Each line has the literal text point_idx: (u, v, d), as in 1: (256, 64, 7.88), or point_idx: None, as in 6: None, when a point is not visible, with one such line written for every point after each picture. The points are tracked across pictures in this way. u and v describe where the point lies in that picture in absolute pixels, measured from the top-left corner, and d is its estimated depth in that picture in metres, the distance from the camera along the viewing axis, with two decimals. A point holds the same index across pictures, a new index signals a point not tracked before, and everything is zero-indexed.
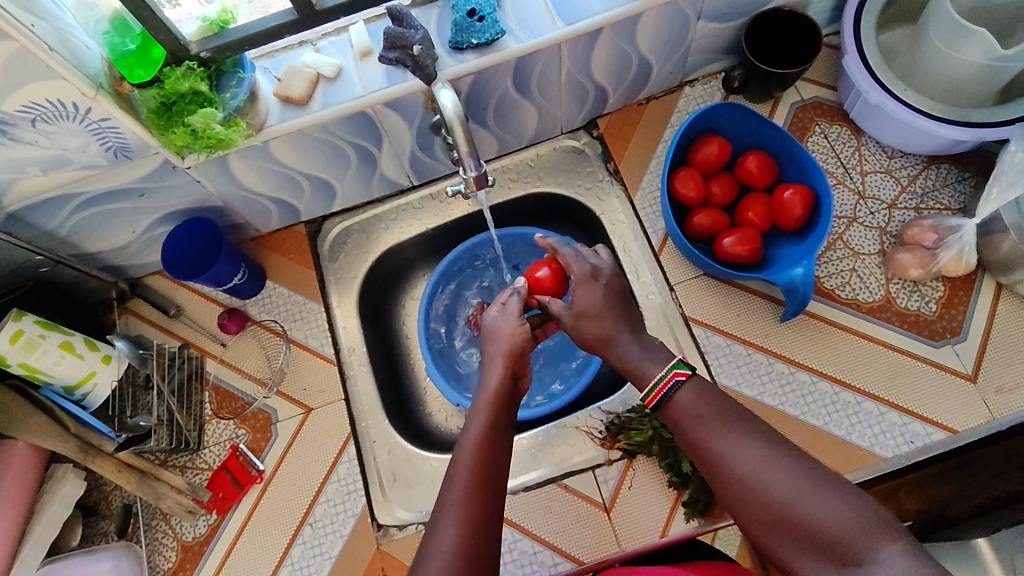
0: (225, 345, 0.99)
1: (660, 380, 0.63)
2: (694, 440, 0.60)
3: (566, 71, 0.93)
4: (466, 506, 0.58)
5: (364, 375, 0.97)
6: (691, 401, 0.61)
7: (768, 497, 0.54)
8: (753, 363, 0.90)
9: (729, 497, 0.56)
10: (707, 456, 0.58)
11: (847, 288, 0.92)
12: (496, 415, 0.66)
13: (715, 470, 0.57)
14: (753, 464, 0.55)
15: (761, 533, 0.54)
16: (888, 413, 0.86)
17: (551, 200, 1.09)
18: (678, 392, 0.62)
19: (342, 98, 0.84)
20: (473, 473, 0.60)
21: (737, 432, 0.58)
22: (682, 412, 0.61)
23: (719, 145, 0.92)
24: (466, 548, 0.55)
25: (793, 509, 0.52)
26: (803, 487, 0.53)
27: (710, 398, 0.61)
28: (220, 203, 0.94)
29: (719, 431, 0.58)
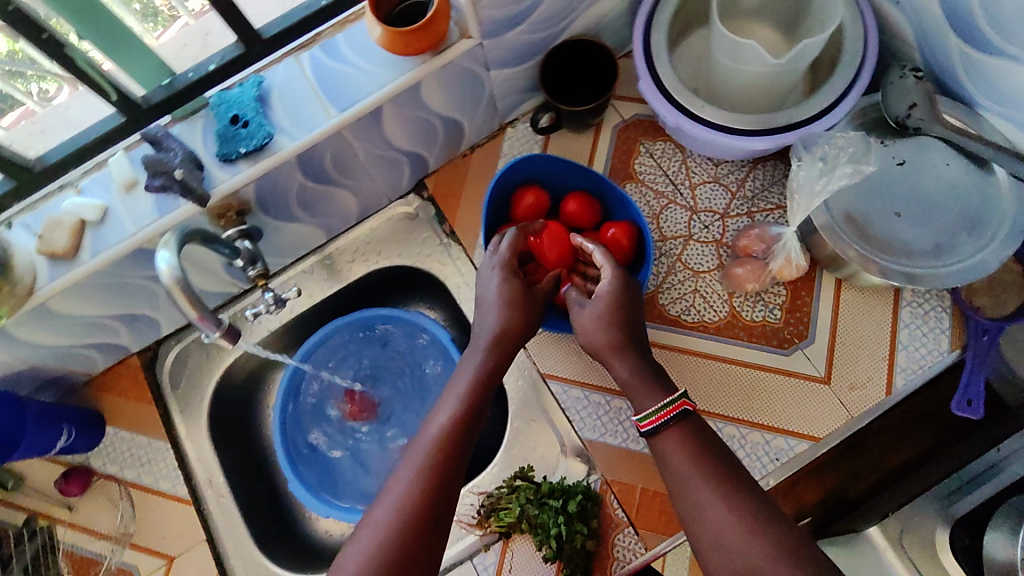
0: (73, 508, 0.93)
1: (665, 408, 0.68)
2: (680, 480, 0.65)
3: (364, 151, 0.87)
4: (411, 487, 0.63)
5: (226, 508, 0.92)
6: (686, 441, 0.67)
7: (736, 550, 0.59)
8: (613, 410, 0.88)
9: (705, 541, 0.62)
10: (689, 499, 0.64)
11: (692, 311, 0.90)
12: (465, 411, 0.69)
13: (693, 512, 0.63)
14: (729, 518, 0.61)
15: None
16: (749, 433, 0.85)
17: (396, 271, 1.03)
18: (676, 427, 0.68)
19: (113, 239, 0.78)
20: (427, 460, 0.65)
21: (720, 484, 0.63)
22: (673, 450, 0.67)
23: (535, 194, 0.88)
24: (404, 518, 0.61)
25: (762, 565, 0.58)
26: (776, 550, 0.58)
27: (702, 448, 0.66)
28: (26, 365, 0.87)
29: (701, 479, 0.64)
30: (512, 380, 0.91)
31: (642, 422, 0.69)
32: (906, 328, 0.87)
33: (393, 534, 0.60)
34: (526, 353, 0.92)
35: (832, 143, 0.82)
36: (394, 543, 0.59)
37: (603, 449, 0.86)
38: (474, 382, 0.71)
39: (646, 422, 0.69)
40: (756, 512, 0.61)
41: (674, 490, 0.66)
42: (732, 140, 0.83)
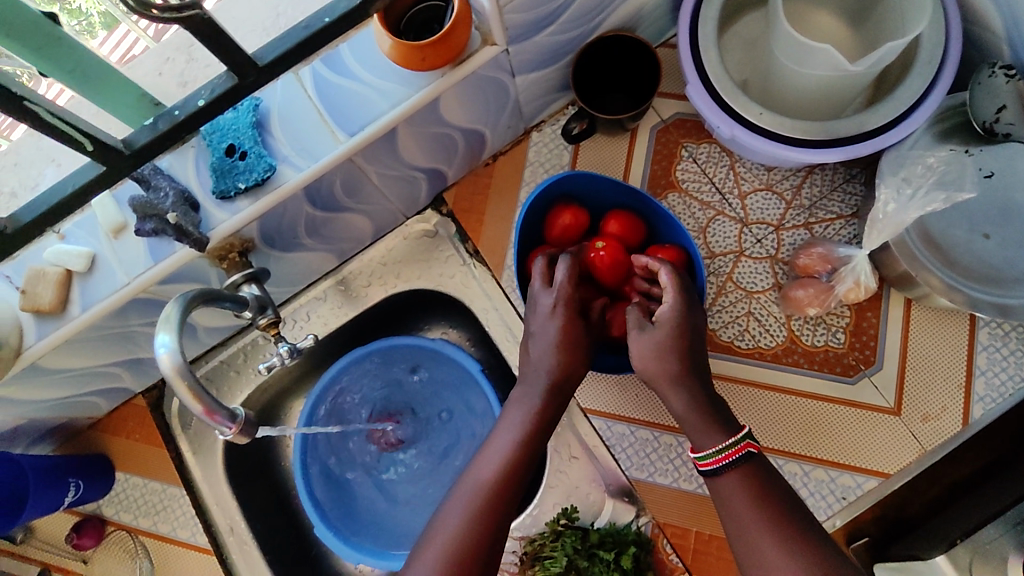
0: (87, 560, 0.87)
1: (727, 448, 0.61)
2: (743, 526, 0.58)
3: (377, 173, 0.78)
4: (472, 509, 0.61)
5: (250, 555, 0.87)
6: (750, 481, 0.60)
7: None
8: (663, 447, 0.81)
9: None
10: (754, 547, 0.57)
11: (746, 336, 0.82)
12: (497, 480, 0.63)
13: (758, 564, 0.56)
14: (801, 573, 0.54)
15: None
16: (813, 470, 0.78)
17: (416, 294, 0.95)
18: (738, 468, 0.60)
19: (103, 292, 0.69)
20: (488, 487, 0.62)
21: (789, 532, 0.57)
22: (734, 491, 0.60)
23: (573, 214, 0.79)
24: (464, 544, 0.59)
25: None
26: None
27: (768, 491, 0.59)
28: (24, 418, 0.80)
29: (766, 525, 0.57)
30: None
31: (700, 459, 0.62)
32: (984, 351, 0.79)
33: (451, 560, 0.59)
34: None
35: (921, 164, 0.73)
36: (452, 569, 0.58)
37: (653, 490, 0.80)
38: (539, 407, 0.66)
39: (705, 460, 0.61)
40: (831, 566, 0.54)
41: (736, 537, 0.59)
42: (790, 151, 0.74)
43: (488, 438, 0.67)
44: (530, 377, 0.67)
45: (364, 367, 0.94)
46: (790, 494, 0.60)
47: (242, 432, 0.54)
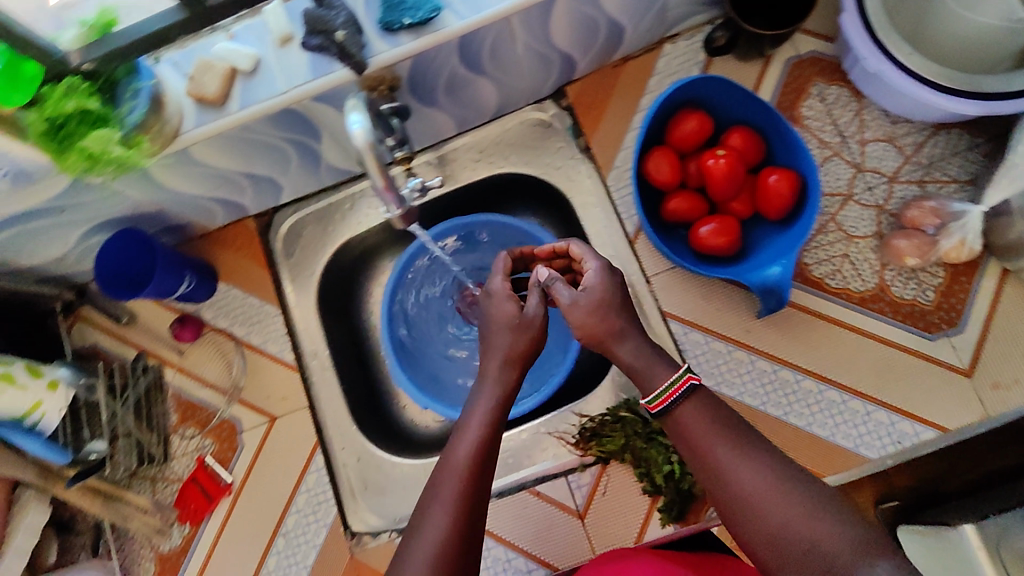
0: (182, 353, 0.96)
1: (672, 384, 0.62)
2: (697, 451, 0.59)
3: (523, 44, 0.81)
4: (455, 500, 0.60)
5: (328, 380, 0.94)
6: (699, 411, 0.61)
7: (768, 516, 0.54)
8: (734, 361, 0.84)
9: (733, 514, 0.56)
10: (710, 468, 0.58)
11: (837, 276, 0.85)
12: (475, 466, 0.62)
13: (716, 481, 0.57)
14: (756, 482, 0.56)
15: (762, 557, 0.54)
16: (875, 411, 0.81)
17: (518, 179, 0.98)
18: (684, 400, 0.61)
19: (263, 95, 0.74)
20: (465, 479, 0.61)
21: (742, 447, 0.58)
22: (685, 420, 0.61)
23: (699, 121, 0.81)
24: (454, 537, 0.58)
25: (796, 531, 0.52)
26: (814, 512, 0.53)
27: (714, 415, 0.60)
28: (156, 207, 0.86)
29: (719, 444, 0.58)
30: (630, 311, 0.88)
31: (648, 402, 0.63)
32: None
33: (448, 551, 0.57)
34: (650, 285, 0.88)
35: None
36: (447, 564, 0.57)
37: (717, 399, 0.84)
38: (501, 397, 0.68)
39: (655, 403, 0.63)
40: (786, 475, 0.56)
41: (692, 462, 0.60)
42: (930, 94, 0.75)
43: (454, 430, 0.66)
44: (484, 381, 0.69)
45: (446, 245, 1.00)
46: (736, 418, 0.61)
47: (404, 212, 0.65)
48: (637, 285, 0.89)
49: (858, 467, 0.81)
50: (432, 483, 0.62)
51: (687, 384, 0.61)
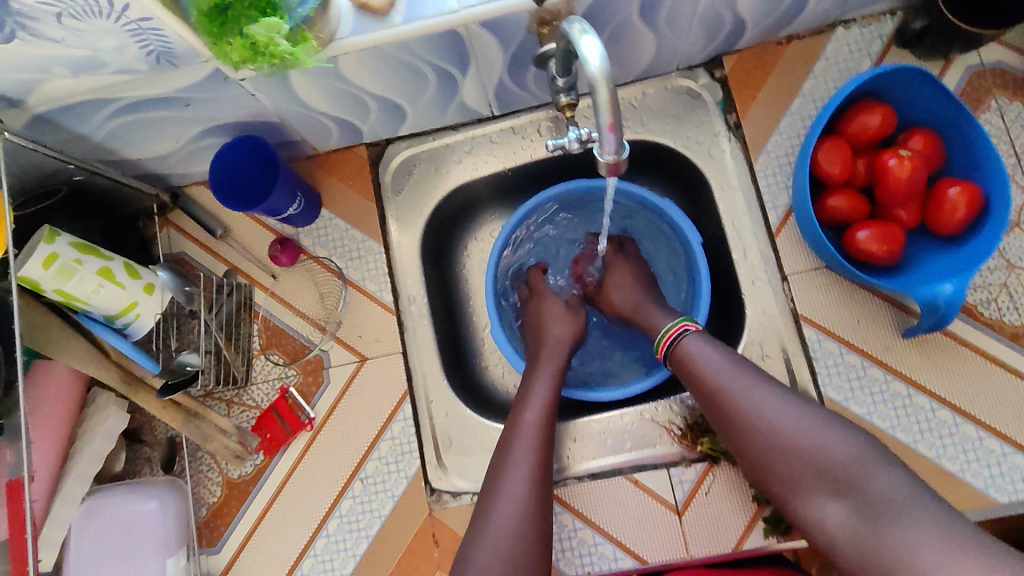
0: (276, 277, 0.91)
1: (669, 330, 0.75)
2: (708, 384, 0.68)
3: (707, 0, 0.73)
4: (525, 473, 0.68)
5: (424, 328, 0.90)
6: (699, 346, 0.71)
7: (777, 431, 0.63)
8: (866, 378, 0.79)
9: (740, 436, 0.65)
10: (719, 396, 0.67)
11: (992, 305, 0.79)
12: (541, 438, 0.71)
13: (726, 407, 0.66)
14: (763, 404, 0.64)
15: (771, 471, 0.63)
16: (1012, 454, 0.76)
17: (650, 150, 0.90)
18: (688, 336, 0.73)
19: (429, 11, 0.67)
20: (531, 455, 0.69)
21: (748, 377, 0.67)
22: (695, 354, 0.71)
23: (884, 116, 0.74)
24: (530, 505, 0.66)
25: (801, 443, 0.61)
26: (814, 427, 0.62)
27: (717, 350, 0.70)
28: (276, 118, 0.80)
29: (728, 374, 0.67)
30: (757, 307, 0.83)
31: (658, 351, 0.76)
32: None
33: (526, 520, 0.65)
34: (784, 284, 0.83)
35: None
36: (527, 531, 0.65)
37: (843, 413, 0.79)
38: (554, 380, 0.77)
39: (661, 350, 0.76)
40: (784, 396, 0.65)
41: (703, 395, 0.69)
42: None
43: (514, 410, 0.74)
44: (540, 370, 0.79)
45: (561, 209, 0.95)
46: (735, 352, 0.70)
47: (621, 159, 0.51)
48: (771, 280, 0.83)
49: (986, 510, 0.75)
50: (499, 459, 0.70)
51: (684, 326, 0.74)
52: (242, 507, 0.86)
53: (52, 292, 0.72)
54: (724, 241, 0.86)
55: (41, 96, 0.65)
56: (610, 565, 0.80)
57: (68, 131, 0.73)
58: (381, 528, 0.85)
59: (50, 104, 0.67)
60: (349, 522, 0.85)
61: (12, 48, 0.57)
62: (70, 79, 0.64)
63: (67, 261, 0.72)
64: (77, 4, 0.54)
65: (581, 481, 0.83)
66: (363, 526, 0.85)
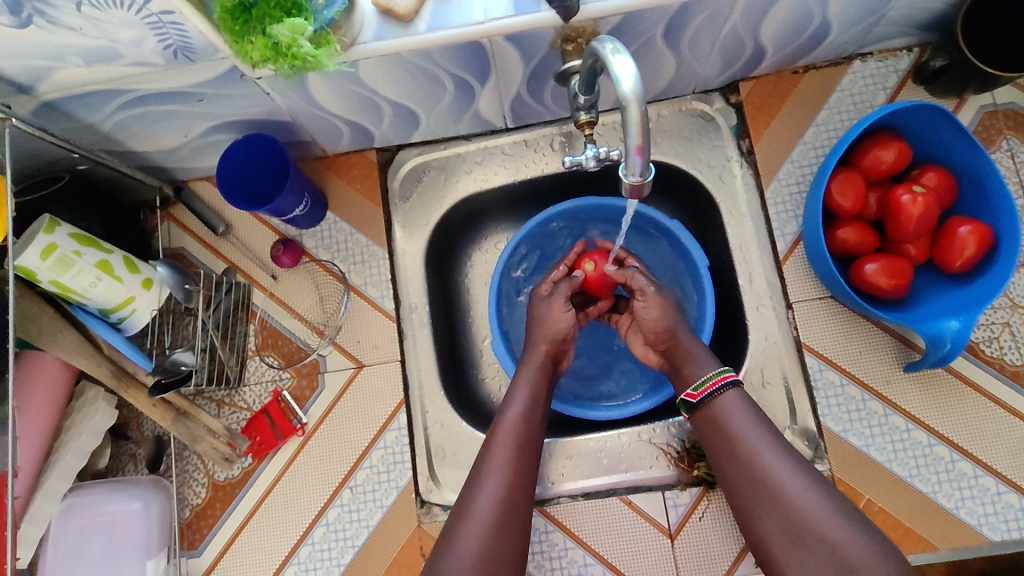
0: (276, 278, 0.90)
1: (713, 377, 0.72)
2: (735, 446, 0.68)
3: (731, 27, 0.73)
4: (502, 477, 0.70)
5: (424, 337, 0.89)
6: (736, 404, 0.70)
7: (796, 509, 0.62)
8: (866, 411, 0.79)
9: (758, 506, 0.65)
10: (745, 460, 0.67)
11: (994, 344, 0.80)
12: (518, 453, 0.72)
13: (749, 474, 0.66)
14: (789, 481, 0.64)
15: (779, 546, 0.62)
16: (1007, 493, 0.76)
17: (660, 170, 0.90)
18: (729, 390, 0.71)
19: (454, 20, 0.66)
20: (508, 457, 0.71)
21: (778, 449, 0.67)
22: (730, 417, 0.70)
23: (898, 152, 0.75)
24: (503, 509, 0.68)
25: (818, 528, 0.61)
26: (837, 518, 0.61)
27: (751, 413, 0.70)
28: (289, 117, 0.79)
29: (760, 442, 0.67)
30: (762, 334, 0.83)
31: (691, 391, 0.73)
32: None
33: (496, 522, 0.67)
34: (789, 311, 0.83)
35: None
36: (495, 534, 0.66)
37: (841, 444, 0.79)
38: (535, 375, 0.79)
39: (696, 392, 0.73)
40: (813, 483, 0.64)
41: (728, 457, 0.68)
42: None
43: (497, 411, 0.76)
44: (523, 367, 0.80)
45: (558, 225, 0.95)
46: (769, 423, 0.70)
47: (644, 185, 0.51)
48: (775, 307, 0.83)
49: (977, 548, 0.76)
50: (474, 473, 0.71)
51: (730, 376, 0.72)
52: (226, 510, 0.84)
53: (47, 283, 0.70)
54: (729, 264, 0.87)
55: (50, 84, 0.64)
56: None
57: (75, 119, 0.71)
58: (368, 538, 0.83)
59: (60, 92, 0.65)
60: (336, 531, 0.84)
61: (27, 33, 0.55)
62: (82, 68, 0.62)
63: (66, 252, 0.70)
64: None
65: (574, 499, 0.82)
66: (350, 536, 0.83)
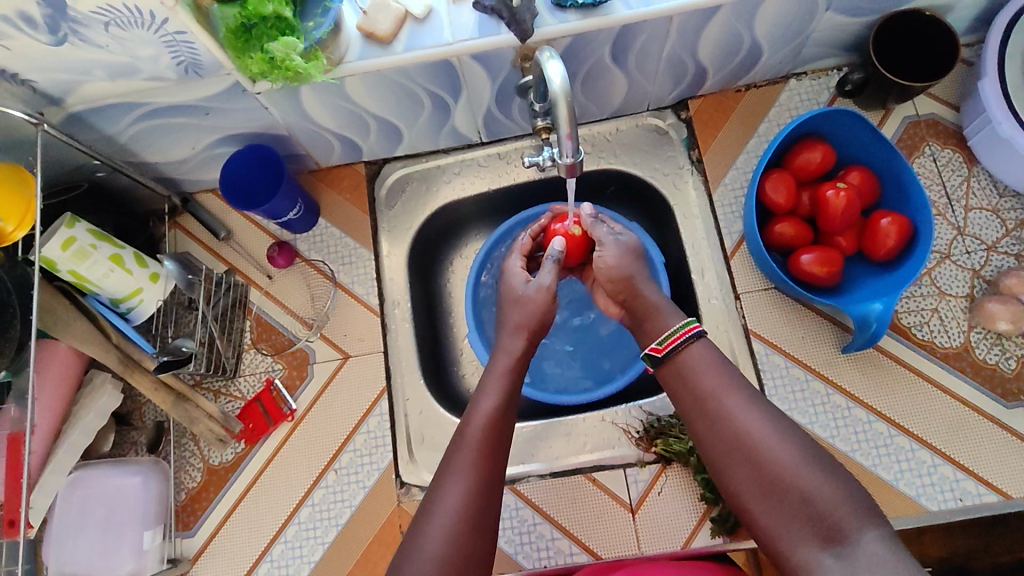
0: (271, 278, 0.98)
1: (678, 330, 0.70)
2: (703, 398, 0.65)
3: (671, 47, 0.83)
4: (471, 474, 0.64)
5: (405, 331, 0.96)
6: (702, 355, 0.68)
7: (765, 457, 0.60)
8: (809, 391, 0.86)
9: (728, 459, 0.62)
10: (713, 412, 0.64)
11: (925, 328, 0.87)
12: (488, 447, 0.66)
13: (718, 426, 0.64)
14: (759, 428, 0.62)
15: (750, 498, 0.60)
16: (941, 465, 0.82)
17: (621, 179, 1.00)
18: (694, 342, 0.69)
19: (428, 43, 0.77)
20: (476, 451, 0.66)
21: (745, 398, 0.64)
22: (695, 365, 0.68)
23: (823, 153, 0.85)
24: (471, 509, 0.62)
25: (791, 477, 0.58)
26: (808, 466, 0.59)
27: (718, 364, 0.67)
28: (285, 131, 0.89)
29: (728, 392, 0.65)
30: (714, 323, 0.91)
31: (655, 346, 0.71)
32: None
33: (463, 524, 0.61)
34: (737, 302, 0.91)
35: None
36: (462, 536, 0.61)
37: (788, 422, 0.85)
38: (511, 368, 0.74)
39: (661, 346, 0.70)
40: (785, 428, 0.61)
41: (695, 408, 0.66)
42: None
43: (470, 405, 0.71)
44: (500, 358, 0.75)
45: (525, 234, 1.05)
46: (737, 371, 0.68)
47: (575, 166, 0.63)
48: (725, 299, 0.91)
49: (917, 517, 0.81)
50: (441, 468, 0.66)
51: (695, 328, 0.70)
52: (219, 492, 0.90)
53: (66, 272, 0.79)
54: (684, 262, 0.95)
55: (78, 96, 0.74)
56: (566, 560, 0.84)
57: (97, 130, 0.81)
58: (351, 517, 0.89)
59: (86, 104, 0.75)
60: (321, 511, 0.89)
61: (62, 49, 0.66)
62: (106, 82, 0.72)
63: (83, 245, 0.78)
64: (125, 16, 0.63)
65: (542, 478, 0.88)
66: (334, 515, 0.89)
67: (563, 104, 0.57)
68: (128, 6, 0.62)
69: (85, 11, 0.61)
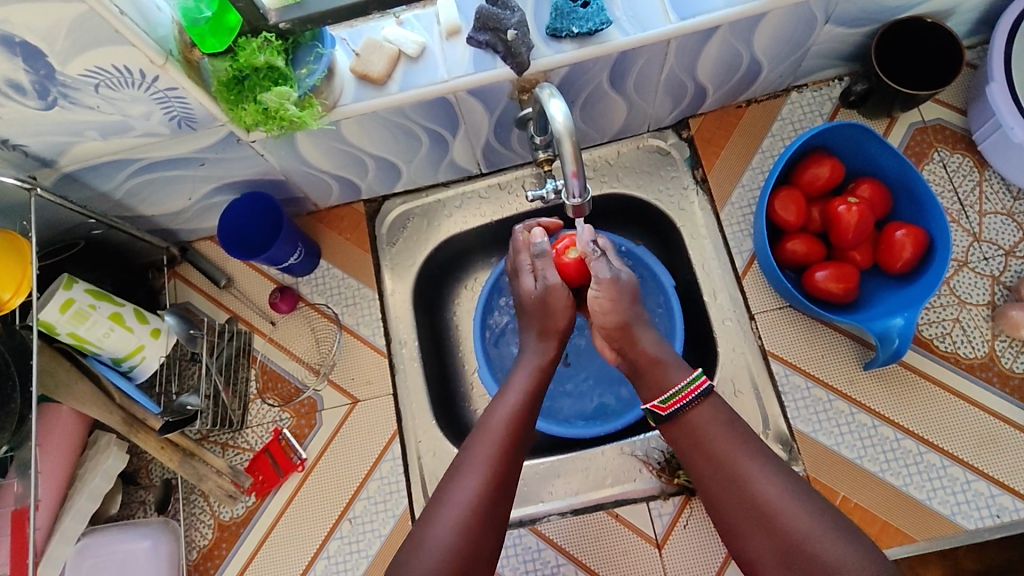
0: (274, 324, 0.96)
1: (685, 388, 0.68)
2: (716, 461, 0.65)
3: (669, 70, 0.82)
4: (489, 467, 0.65)
5: (414, 371, 0.94)
6: (712, 412, 0.67)
7: (782, 524, 0.60)
8: (834, 411, 0.84)
9: (743, 523, 0.62)
10: (727, 476, 0.64)
11: (947, 339, 0.85)
12: (507, 446, 0.67)
13: (731, 489, 0.63)
14: (776, 493, 0.61)
15: (767, 565, 0.60)
16: (976, 481, 0.80)
17: (624, 203, 0.98)
18: (701, 398, 0.67)
19: (423, 81, 0.75)
20: (496, 450, 0.67)
21: (759, 460, 0.64)
22: (703, 426, 0.66)
23: (831, 168, 0.84)
24: (485, 501, 0.63)
25: (811, 547, 0.58)
26: (828, 532, 0.58)
27: (729, 423, 0.66)
28: (282, 176, 0.88)
29: (742, 454, 0.64)
30: (730, 344, 0.89)
31: (659, 402, 0.69)
32: None
33: (474, 517, 0.62)
34: (753, 323, 0.89)
35: None
36: (473, 529, 0.62)
37: (813, 444, 0.83)
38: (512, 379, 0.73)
39: (665, 404, 0.68)
40: (800, 492, 0.61)
41: (704, 471, 0.65)
42: None
43: (494, 400, 0.72)
44: (526, 360, 0.76)
45: None
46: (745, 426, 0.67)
47: (584, 203, 0.64)
48: (740, 320, 0.89)
49: (954, 537, 0.78)
50: (458, 460, 0.67)
51: (702, 386, 0.68)
52: (231, 550, 0.88)
53: (65, 335, 0.76)
54: (695, 283, 0.93)
55: (70, 157, 0.72)
56: None
57: (91, 188, 0.79)
58: (368, 568, 0.86)
59: (79, 163, 0.74)
60: (337, 563, 0.87)
61: (52, 113, 0.64)
62: (99, 141, 0.71)
63: (82, 305, 0.76)
64: (115, 76, 0.61)
65: (563, 516, 0.85)
66: (350, 567, 0.86)
67: (567, 145, 0.58)
68: (118, 66, 0.60)
69: (74, 74, 0.60)
